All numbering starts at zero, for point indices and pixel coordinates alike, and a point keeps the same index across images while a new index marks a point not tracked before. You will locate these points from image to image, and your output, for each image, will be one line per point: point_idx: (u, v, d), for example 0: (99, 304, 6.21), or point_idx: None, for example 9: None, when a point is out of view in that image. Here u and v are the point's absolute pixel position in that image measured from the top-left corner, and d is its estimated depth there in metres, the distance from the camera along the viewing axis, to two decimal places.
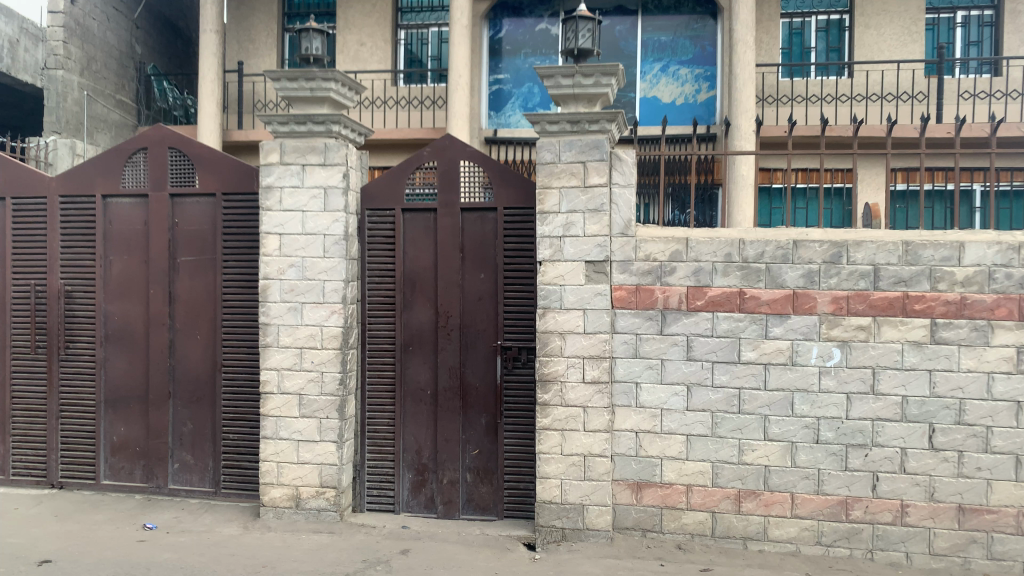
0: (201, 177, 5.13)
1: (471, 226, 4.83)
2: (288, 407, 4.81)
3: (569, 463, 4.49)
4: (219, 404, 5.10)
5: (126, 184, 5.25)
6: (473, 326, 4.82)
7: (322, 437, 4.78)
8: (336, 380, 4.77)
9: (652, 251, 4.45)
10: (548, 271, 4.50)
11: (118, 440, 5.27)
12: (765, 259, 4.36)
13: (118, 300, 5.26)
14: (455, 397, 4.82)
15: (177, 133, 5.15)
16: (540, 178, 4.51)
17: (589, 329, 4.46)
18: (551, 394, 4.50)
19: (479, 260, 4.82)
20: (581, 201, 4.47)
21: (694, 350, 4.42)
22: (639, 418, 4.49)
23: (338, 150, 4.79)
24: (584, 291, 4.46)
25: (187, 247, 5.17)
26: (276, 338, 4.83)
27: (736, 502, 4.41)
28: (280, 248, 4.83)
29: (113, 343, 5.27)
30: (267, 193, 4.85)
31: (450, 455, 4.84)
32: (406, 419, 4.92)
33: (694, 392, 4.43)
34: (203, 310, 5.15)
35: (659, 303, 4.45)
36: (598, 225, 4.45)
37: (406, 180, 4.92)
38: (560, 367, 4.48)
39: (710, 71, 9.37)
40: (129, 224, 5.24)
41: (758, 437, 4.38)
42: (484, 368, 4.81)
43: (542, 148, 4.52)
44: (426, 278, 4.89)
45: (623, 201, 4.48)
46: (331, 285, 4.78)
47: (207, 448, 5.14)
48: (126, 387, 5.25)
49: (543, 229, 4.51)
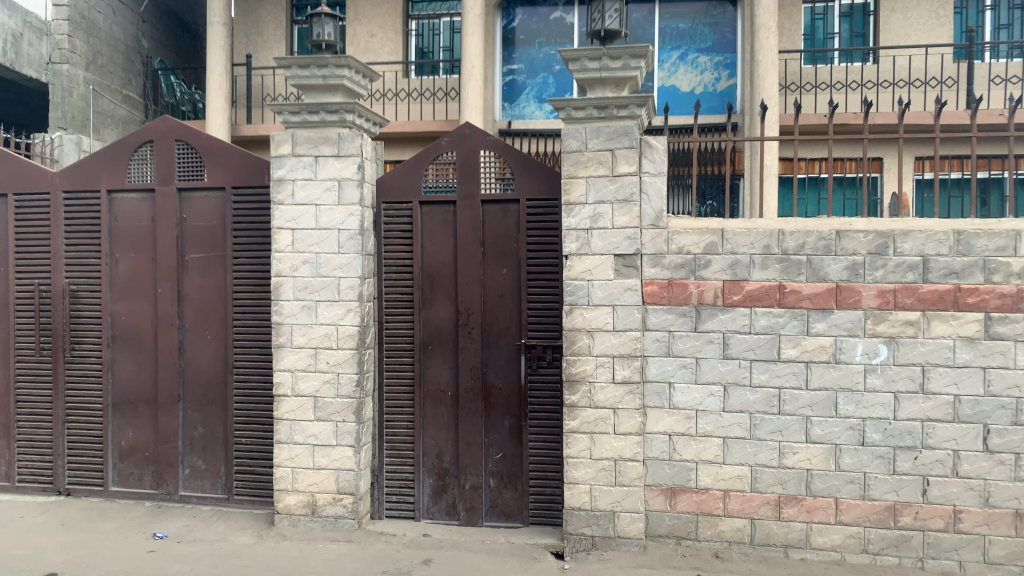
0: (209, 170, 4.92)
1: (492, 219, 4.60)
2: (303, 410, 4.60)
3: (599, 468, 4.25)
4: (230, 407, 4.89)
5: (132, 178, 5.04)
6: (495, 324, 4.60)
7: (338, 442, 4.57)
8: (352, 382, 4.54)
9: (686, 244, 4.21)
10: (575, 265, 4.26)
11: (127, 445, 5.07)
12: (806, 251, 4.11)
13: (125, 299, 5.05)
14: (477, 399, 4.60)
15: (184, 124, 4.94)
16: (565, 167, 4.27)
17: (619, 326, 4.22)
18: (579, 395, 4.26)
19: (501, 254, 4.59)
20: (610, 191, 4.23)
21: (731, 348, 4.18)
22: (672, 420, 4.25)
23: (353, 140, 4.56)
24: (613, 287, 4.22)
25: (196, 244, 4.96)
26: (289, 338, 4.61)
27: (777, 508, 4.17)
28: (292, 244, 4.61)
29: (120, 344, 5.07)
30: (278, 186, 4.62)
31: (472, 459, 4.61)
32: (426, 422, 4.69)
33: (730, 392, 4.19)
34: (213, 309, 4.94)
35: (693, 299, 4.21)
36: (627, 216, 4.21)
37: (423, 171, 4.69)
38: (589, 366, 4.25)
39: (730, 59, 9.09)
40: (135, 221, 5.04)
41: (800, 439, 4.14)
42: (508, 368, 4.58)
43: (568, 136, 4.28)
44: (445, 274, 4.66)
45: (654, 190, 4.22)
46: (346, 283, 4.55)
47: (219, 453, 4.94)
48: (135, 390, 5.05)
49: (569, 221, 4.27)
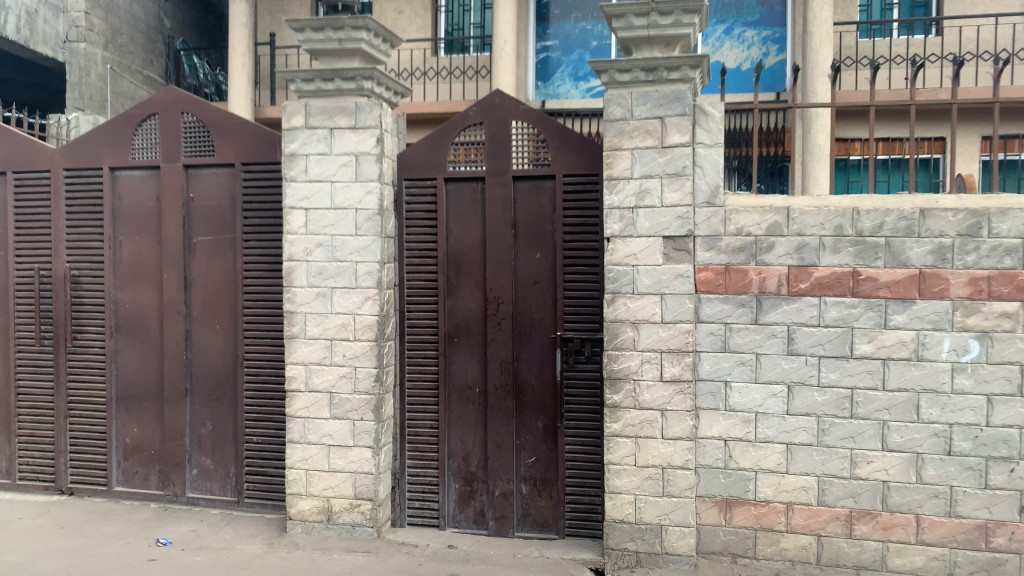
0: (218, 145, 4.52)
1: (525, 198, 4.14)
2: (318, 407, 4.19)
3: (645, 477, 3.79)
4: (240, 403, 4.51)
5: (136, 155, 4.67)
6: (528, 314, 4.14)
7: (355, 443, 4.15)
8: (371, 377, 4.12)
9: (746, 224, 3.72)
10: (618, 249, 3.79)
11: (132, 442, 4.72)
12: (885, 232, 3.59)
13: (129, 285, 4.69)
14: (508, 397, 4.15)
15: (190, 96, 4.54)
16: (608, 137, 3.80)
17: (669, 318, 3.74)
18: (622, 395, 3.80)
19: (535, 237, 4.13)
20: (658, 164, 3.74)
21: (797, 343, 3.69)
22: (728, 424, 3.77)
23: (371, 110, 4.11)
24: (662, 273, 3.74)
25: (204, 226, 4.58)
26: (302, 329, 4.20)
27: (848, 525, 3.67)
28: (306, 225, 4.19)
29: (124, 334, 4.71)
30: (290, 161, 4.21)
31: (502, 463, 4.17)
32: (452, 421, 4.26)
33: (795, 392, 3.70)
34: (222, 296, 4.55)
35: (753, 287, 3.72)
36: (678, 193, 3.73)
37: (449, 145, 4.23)
38: (634, 362, 3.78)
39: (779, 33, 8.48)
40: (139, 201, 4.67)
41: (875, 447, 3.63)
42: (542, 363, 4.13)
43: (610, 102, 3.79)
44: (473, 258, 4.22)
45: (709, 163, 3.73)
46: (364, 268, 4.13)
47: (229, 452, 4.56)
48: (140, 383, 4.69)
49: (612, 199, 3.80)
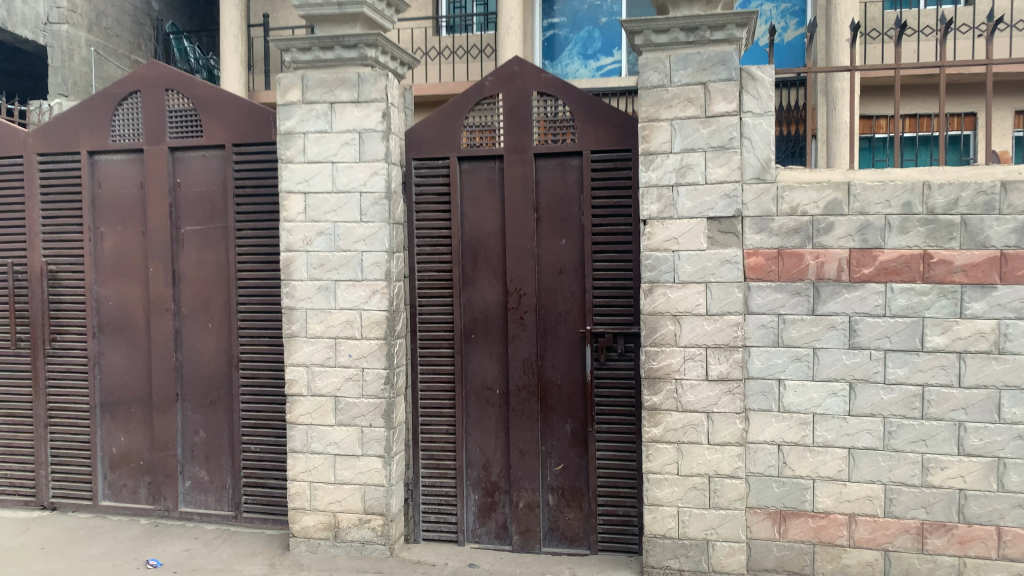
0: (206, 125, 4.09)
1: (548, 177, 3.72)
2: (322, 413, 3.78)
3: (689, 487, 3.39)
4: (236, 409, 4.09)
5: (116, 137, 4.23)
6: (553, 307, 3.72)
7: (364, 452, 3.74)
8: (380, 379, 3.71)
9: (802, 202, 3.30)
10: (656, 233, 3.37)
11: (119, 452, 4.31)
12: (960, 209, 3.17)
13: (112, 281, 4.27)
14: (533, 400, 3.74)
15: (175, 71, 4.11)
16: (644, 107, 3.38)
17: (715, 310, 3.33)
18: (662, 396, 3.40)
19: (560, 220, 3.71)
20: (701, 136, 3.33)
21: (860, 335, 3.28)
22: (782, 427, 3.36)
23: (375, 82, 3.68)
24: (706, 259, 3.33)
25: (193, 214, 4.16)
26: (303, 327, 3.79)
27: (919, 538, 3.27)
28: (305, 211, 3.77)
29: (108, 334, 4.29)
30: (286, 140, 3.79)
31: (527, 472, 3.76)
32: (470, 426, 3.86)
33: (858, 391, 3.29)
34: (214, 291, 4.14)
35: (810, 273, 3.30)
36: (724, 168, 3.31)
37: (462, 120, 3.80)
38: (675, 359, 3.37)
39: (799, 5, 7.84)
40: (121, 188, 4.24)
41: (950, 451, 3.23)
42: (569, 361, 3.72)
43: (645, 67, 3.37)
44: (491, 246, 3.80)
45: (759, 134, 3.31)
46: (370, 258, 3.71)
47: (225, 462, 4.15)
48: (126, 389, 4.28)
49: (648, 176, 3.38)
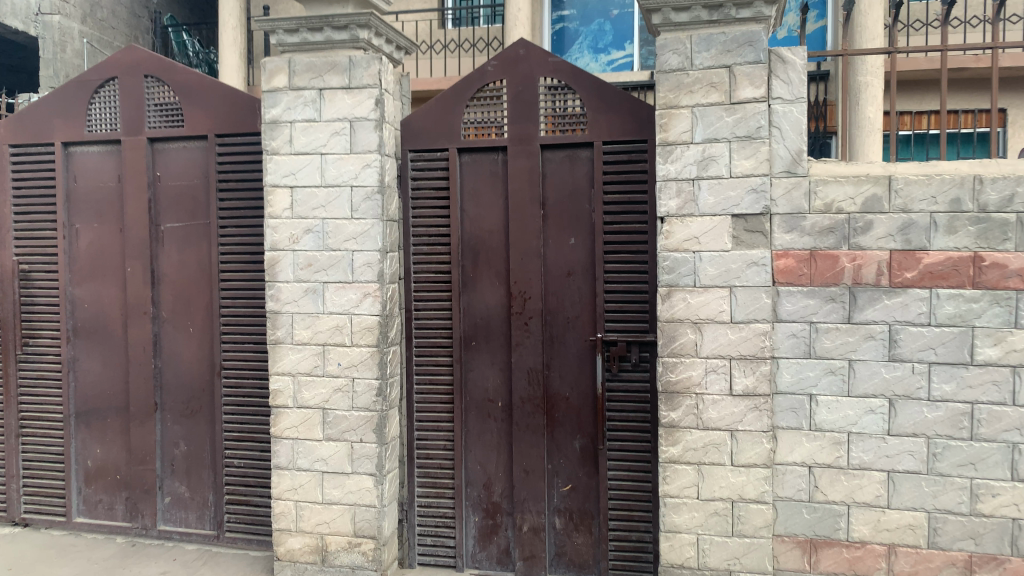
0: (187, 113, 3.78)
1: (556, 170, 3.40)
2: (308, 427, 3.48)
3: (710, 512, 3.08)
4: (218, 420, 3.79)
5: (92, 127, 3.94)
6: (560, 312, 3.41)
7: (354, 470, 3.44)
8: (372, 390, 3.40)
9: (837, 198, 2.97)
10: (675, 232, 3.06)
11: (95, 464, 4.02)
12: (1015, 206, 2.84)
13: (89, 281, 3.98)
14: (538, 413, 3.43)
15: (155, 55, 3.82)
16: (663, 93, 3.06)
17: (739, 317, 3.01)
18: (681, 412, 3.08)
19: (568, 218, 3.40)
20: (725, 125, 3.01)
21: (901, 346, 2.95)
22: (813, 447, 3.04)
23: (368, 66, 3.37)
24: (731, 261, 3.01)
25: (174, 210, 3.86)
26: (289, 332, 3.49)
27: (967, 573, 2.94)
28: (291, 207, 3.47)
29: (84, 338, 4.00)
30: (272, 130, 3.49)
31: (532, 492, 3.45)
32: (470, 442, 3.55)
33: (900, 408, 2.96)
34: (196, 293, 3.84)
35: (846, 277, 2.98)
36: (750, 160, 2.99)
37: (463, 108, 3.49)
38: (696, 371, 3.06)
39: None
40: (98, 182, 3.95)
41: (1002, 476, 2.90)
42: (578, 371, 3.40)
43: (663, 48, 3.05)
44: (494, 245, 3.49)
45: (789, 123, 2.98)
46: (362, 258, 3.40)
47: (207, 477, 3.85)
48: (103, 397, 3.99)
49: (667, 169, 3.06)
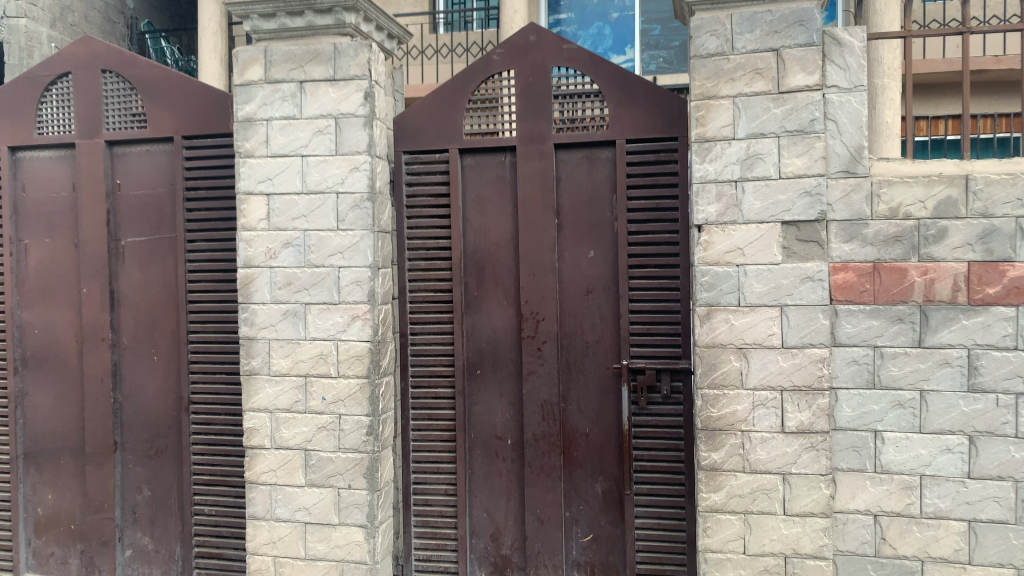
0: (149, 113, 3.33)
1: (572, 173, 2.97)
2: (288, 471, 3.01)
3: (759, 570, 2.63)
4: (186, 461, 3.31)
5: (42, 129, 3.47)
6: (579, 337, 2.97)
7: (341, 520, 2.97)
8: (362, 429, 2.94)
9: (904, 202, 2.55)
10: (714, 243, 2.63)
11: (46, 513, 3.52)
12: None
13: (39, 304, 3.50)
14: (554, 453, 2.98)
15: (113, 46, 3.36)
16: (699, 82, 2.64)
17: (792, 341, 2.58)
18: (725, 453, 2.64)
19: (587, 227, 2.96)
20: (773, 118, 2.58)
21: (983, 374, 2.52)
22: (879, 492, 2.60)
23: (356, 53, 2.93)
24: (782, 276, 2.58)
25: (136, 222, 3.40)
26: (265, 362, 3.03)
27: None
28: (268, 217, 3.02)
29: (33, 369, 3.51)
30: (245, 129, 3.04)
31: (547, 544, 2.99)
32: (475, 486, 3.08)
33: (982, 447, 2.52)
34: (160, 316, 3.37)
35: (916, 293, 2.55)
36: (803, 158, 2.56)
37: (465, 103, 3.05)
38: (741, 406, 2.62)
39: None
40: (49, 190, 3.48)
41: None
42: (600, 404, 2.96)
43: (699, 30, 2.63)
44: (501, 259, 3.04)
45: (847, 115, 2.56)
46: (351, 275, 2.95)
47: (173, 527, 3.37)
48: (55, 436, 3.50)
49: (704, 170, 2.63)
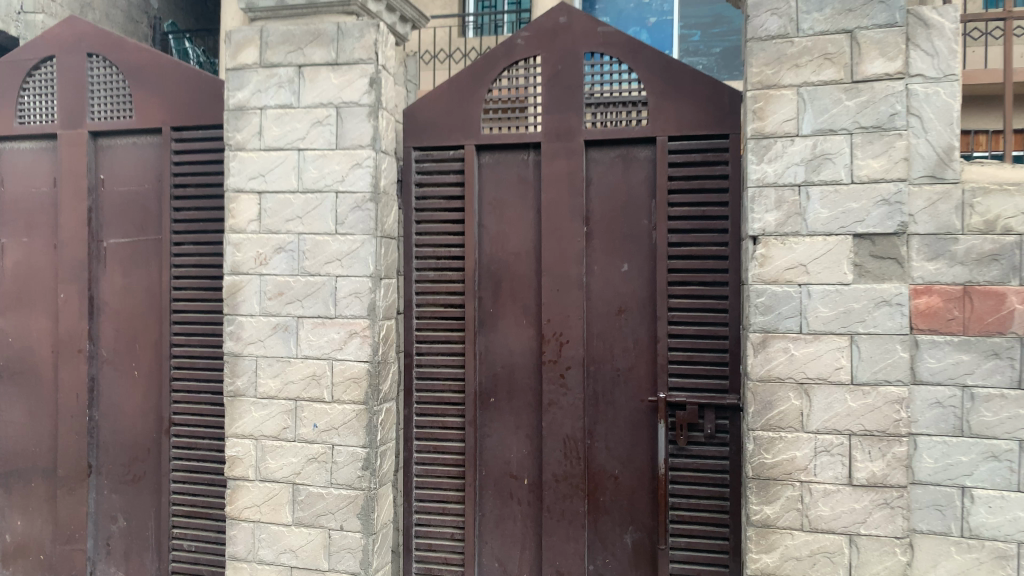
0: (136, 102, 3.02)
1: (604, 175, 2.60)
2: (274, 507, 2.65)
3: None
4: (165, 490, 2.97)
5: (23, 118, 3.17)
6: (608, 363, 2.58)
7: (332, 566, 2.59)
8: (357, 462, 2.57)
9: (1004, 213, 2.12)
10: (772, 257, 2.23)
11: (13, 541, 3.18)
12: None
13: (13, 311, 3.18)
14: (577, 496, 2.58)
15: (101, 28, 3.06)
16: (757, 68, 2.25)
17: (863, 377, 2.17)
18: (780, 506, 2.23)
19: (620, 238, 2.58)
20: (844, 112, 2.19)
21: None
22: (966, 562, 2.15)
23: (361, 33, 2.58)
24: (853, 300, 2.17)
25: (120, 222, 3.08)
26: (251, 383, 2.67)
27: None
28: (260, 218, 2.67)
29: (4, 382, 3.19)
30: (237, 119, 2.70)
31: None
32: (486, 531, 2.69)
33: None
34: (142, 327, 3.04)
35: (1015, 323, 2.12)
36: (881, 159, 2.16)
37: (485, 93, 2.69)
38: (801, 452, 2.21)
39: None
40: (29, 186, 3.17)
41: None
42: (630, 442, 2.56)
43: (758, 8, 2.25)
44: (521, 272, 2.67)
45: (935, 109, 2.15)
46: (349, 286, 2.59)
47: (149, 562, 3.02)
48: (27, 457, 3.17)
49: (761, 172, 2.24)
